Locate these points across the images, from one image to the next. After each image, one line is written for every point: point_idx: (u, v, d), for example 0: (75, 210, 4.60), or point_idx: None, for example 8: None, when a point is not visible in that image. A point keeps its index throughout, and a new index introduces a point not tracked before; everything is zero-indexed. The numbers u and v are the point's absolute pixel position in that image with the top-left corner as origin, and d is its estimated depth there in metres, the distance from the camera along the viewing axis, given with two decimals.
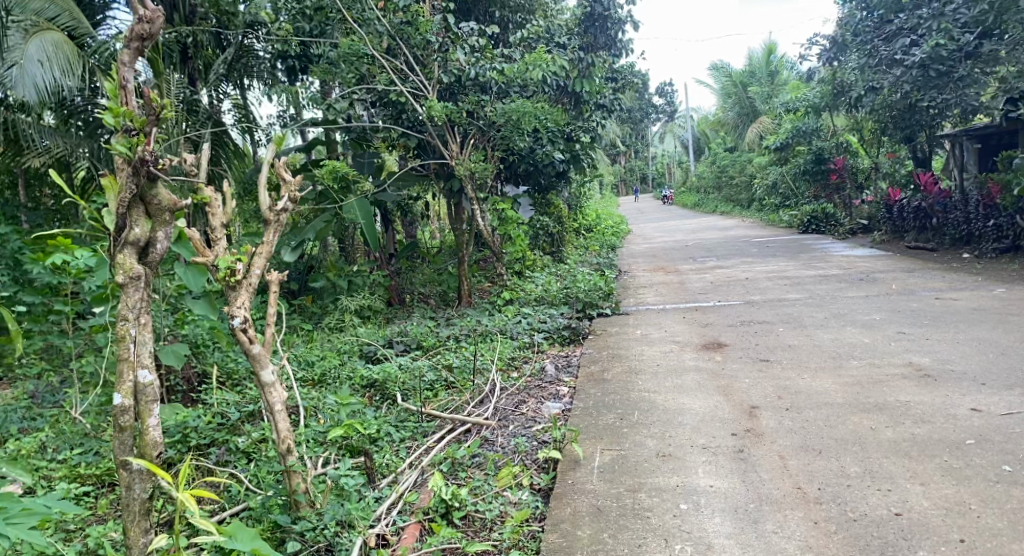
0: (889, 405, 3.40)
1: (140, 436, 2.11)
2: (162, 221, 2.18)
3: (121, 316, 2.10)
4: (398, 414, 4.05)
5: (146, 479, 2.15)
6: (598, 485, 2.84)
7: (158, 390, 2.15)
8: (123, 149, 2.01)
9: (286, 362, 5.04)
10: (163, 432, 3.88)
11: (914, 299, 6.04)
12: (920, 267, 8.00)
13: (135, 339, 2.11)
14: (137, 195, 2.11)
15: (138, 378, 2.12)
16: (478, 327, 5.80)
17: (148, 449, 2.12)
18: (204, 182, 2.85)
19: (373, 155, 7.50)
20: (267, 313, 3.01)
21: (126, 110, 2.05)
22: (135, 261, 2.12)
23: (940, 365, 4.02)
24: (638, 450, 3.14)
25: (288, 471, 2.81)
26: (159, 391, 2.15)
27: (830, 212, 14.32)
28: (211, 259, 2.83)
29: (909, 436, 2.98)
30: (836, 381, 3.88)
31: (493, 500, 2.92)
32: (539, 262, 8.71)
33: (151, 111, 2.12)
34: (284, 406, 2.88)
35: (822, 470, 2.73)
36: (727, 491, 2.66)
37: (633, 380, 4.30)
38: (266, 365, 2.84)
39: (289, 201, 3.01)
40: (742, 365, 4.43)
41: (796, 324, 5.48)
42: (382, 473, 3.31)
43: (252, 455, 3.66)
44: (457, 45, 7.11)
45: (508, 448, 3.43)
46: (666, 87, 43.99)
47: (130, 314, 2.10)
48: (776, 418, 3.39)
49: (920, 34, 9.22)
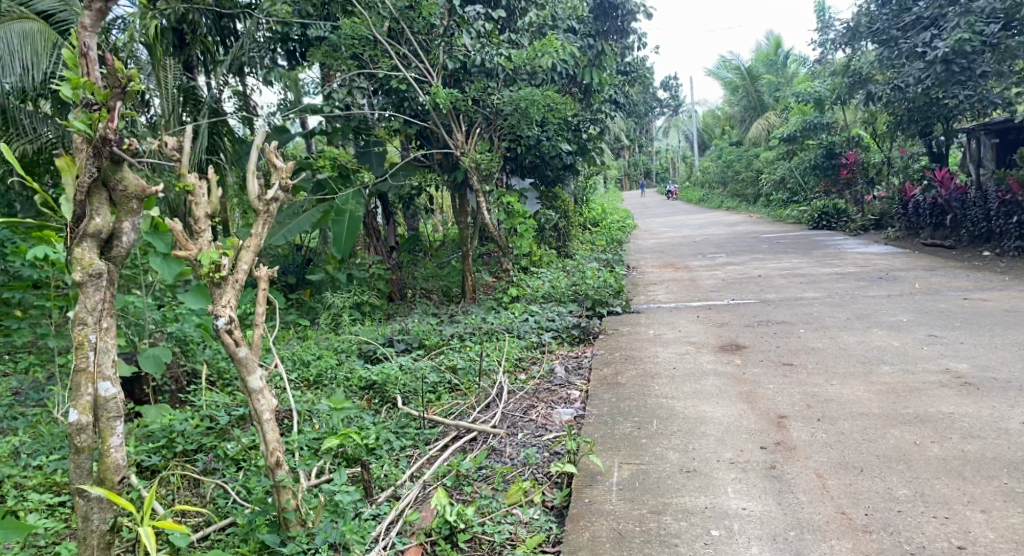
0: (932, 417, 3.16)
1: (99, 459, 2.12)
2: (129, 211, 2.15)
3: (80, 320, 2.09)
4: (399, 420, 3.81)
5: (105, 509, 2.16)
6: (618, 506, 2.61)
7: (121, 404, 2.17)
8: (82, 125, 1.98)
9: (278, 364, 4.77)
10: (146, 438, 3.61)
11: (939, 299, 5.78)
12: (941, 265, 7.73)
13: (94, 346, 2.11)
14: (99, 180, 2.08)
15: (98, 391, 2.12)
16: (484, 325, 5.55)
17: (109, 473, 2.14)
18: (187, 167, 2.59)
19: (376, 145, 7.37)
20: (256, 314, 2.75)
21: (86, 82, 2.01)
22: (95, 256, 2.09)
23: (980, 372, 3.77)
24: (659, 464, 2.89)
25: (277, 486, 2.56)
26: (121, 406, 2.16)
27: (842, 208, 13.44)
28: (194, 253, 2.57)
29: (960, 454, 2.76)
30: (870, 388, 3.63)
31: (502, 520, 2.68)
32: (546, 257, 8.45)
33: (116, 83, 2.06)
34: (273, 415, 2.63)
35: (868, 493, 2.51)
36: (762, 516, 2.43)
37: (649, 384, 4.05)
38: (254, 370, 2.59)
39: (280, 189, 2.74)
40: (764, 369, 4.18)
41: (819, 325, 5.22)
42: (379, 486, 3.07)
43: (242, 463, 3.41)
44: (463, 28, 6.91)
45: (517, 460, 3.16)
46: (670, 80, 43.63)
47: (89, 318, 2.09)
48: (808, 430, 3.14)
49: (942, 27, 8.80)
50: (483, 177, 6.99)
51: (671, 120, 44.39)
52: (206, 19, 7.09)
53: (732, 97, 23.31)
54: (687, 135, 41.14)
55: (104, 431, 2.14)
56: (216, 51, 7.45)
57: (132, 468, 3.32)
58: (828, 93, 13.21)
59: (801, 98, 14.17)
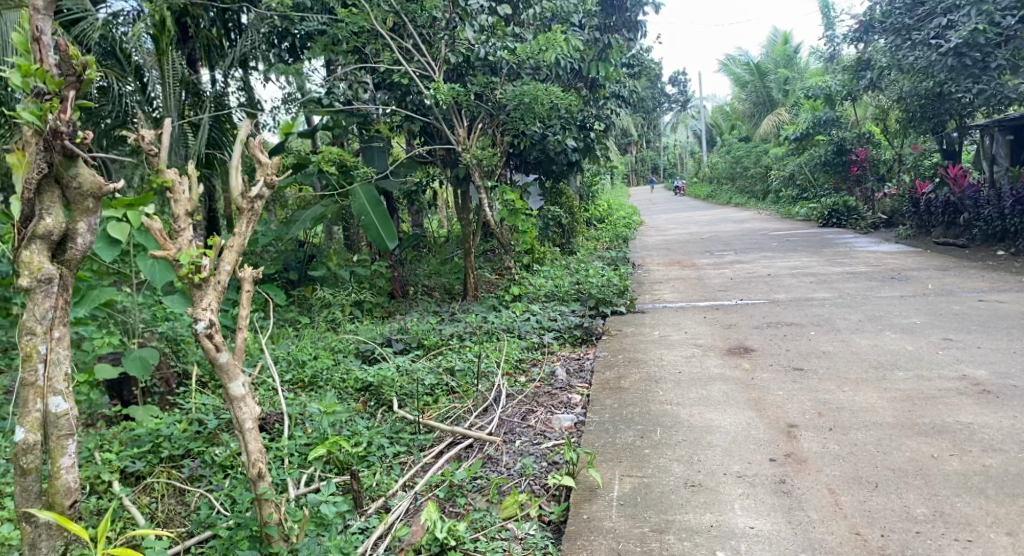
0: (949, 428, 3.00)
1: (48, 481, 2.08)
2: (82, 211, 2.09)
3: (29, 330, 2.03)
4: (394, 425, 3.67)
5: (53, 536, 2.12)
6: (618, 524, 2.47)
7: (72, 422, 2.12)
8: (32, 117, 1.89)
9: (270, 364, 4.64)
10: (132, 442, 3.47)
11: (954, 301, 5.60)
12: (955, 264, 7.54)
13: (44, 359, 2.06)
14: (51, 177, 2.00)
15: (49, 407, 2.07)
16: (484, 325, 5.42)
17: (59, 497, 2.10)
18: (166, 162, 2.45)
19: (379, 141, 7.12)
20: (238, 317, 2.60)
21: (37, 70, 1.94)
22: (46, 260, 2.02)
23: (999, 379, 3.60)
24: (663, 477, 2.75)
25: (258, 499, 2.43)
26: (73, 423, 2.12)
27: (852, 206, 13.21)
28: (172, 253, 2.42)
29: (981, 468, 2.61)
30: (885, 396, 3.47)
31: (495, 537, 2.54)
32: (549, 254, 8.31)
33: (68, 71, 2.00)
34: (256, 424, 2.48)
35: (884, 512, 2.36)
36: (771, 536, 2.29)
37: (653, 390, 3.90)
38: (236, 376, 2.45)
39: (266, 187, 2.60)
40: (773, 374, 4.02)
41: (829, 327, 5.06)
42: (369, 497, 2.94)
43: (229, 470, 3.29)
44: (467, 22, 6.70)
45: (514, 470, 3.03)
46: (679, 75, 43.30)
47: (37, 327, 2.04)
48: (819, 440, 2.99)
49: (956, 16, 8.58)
50: (485, 173, 6.84)
51: (679, 115, 44.11)
52: (209, 13, 6.98)
53: (741, 92, 23.07)
54: (694, 130, 40.87)
55: (53, 453, 2.10)
56: (221, 45, 7.33)
57: (114, 475, 3.18)
58: (838, 87, 12.99)
59: (810, 93, 13.95)
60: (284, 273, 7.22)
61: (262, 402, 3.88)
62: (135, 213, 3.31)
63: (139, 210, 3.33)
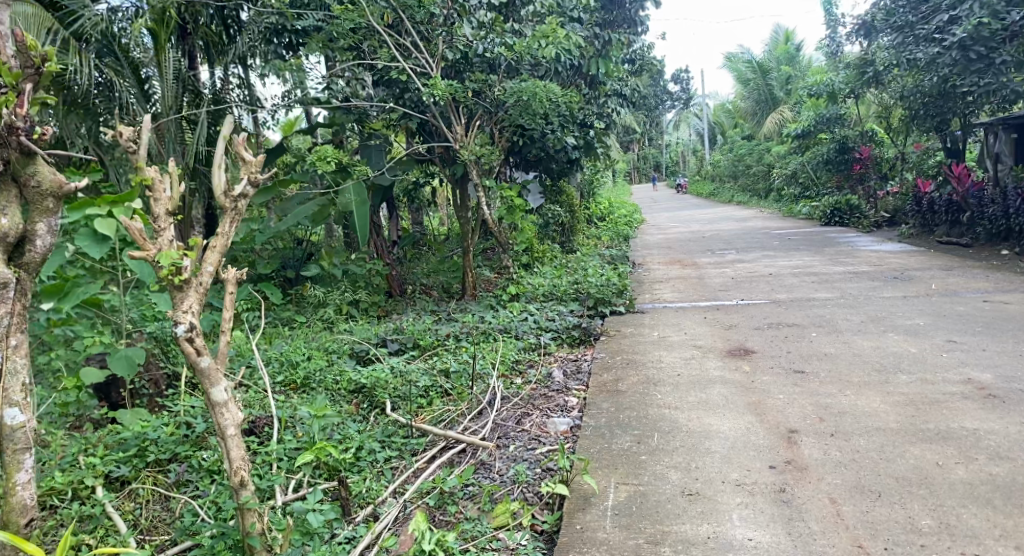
0: (954, 434, 2.92)
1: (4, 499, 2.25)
2: (42, 210, 2.26)
3: None
4: (387, 428, 3.59)
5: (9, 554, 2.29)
6: (612, 534, 2.40)
7: (28, 435, 2.29)
8: None
9: (262, 365, 4.55)
10: (117, 446, 3.40)
11: (958, 302, 5.51)
12: (959, 264, 7.45)
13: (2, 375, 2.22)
14: (10, 175, 2.17)
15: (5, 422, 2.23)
16: (480, 325, 5.34)
17: (14, 515, 2.26)
18: (145, 159, 2.37)
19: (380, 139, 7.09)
20: (221, 319, 2.52)
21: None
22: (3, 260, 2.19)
23: (1005, 383, 3.52)
24: (659, 485, 2.68)
25: (241, 508, 2.38)
26: (28, 437, 2.29)
27: (855, 204, 13.10)
28: (152, 253, 2.34)
29: (987, 477, 2.53)
30: (888, 400, 3.38)
31: (486, 547, 2.46)
32: (548, 253, 8.22)
33: (29, 63, 2.20)
34: (238, 430, 2.42)
35: (887, 523, 2.28)
36: (769, 549, 2.21)
37: (651, 393, 3.82)
38: (218, 382, 2.38)
39: (249, 185, 2.50)
40: (773, 377, 3.93)
41: (831, 328, 4.98)
42: (358, 505, 2.87)
43: (217, 475, 3.22)
44: (464, 18, 6.68)
45: (507, 477, 2.95)
46: (681, 73, 43.16)
47: None
48: (820, 447, 2.90)
49: (959, 11, 8.50)
50: (483, 171, 6.75)
51: (682, 113, 43.97)
52: (207, 9, 6.95)
53: (743, 89, 22.96)
54: (697, 128, 40.75)
55: (9, 467, 2.26)
56: (221, 42, 7.35)
57: (97, 480, 3.11)
58: (841, 84, 12.89)
59: (813, 91, 13.86)
60: (281, 271, 7.14)
61: (252, 405, 3.80)
62: (123, 210, 3.34)
63: (127, 207, 3.36)
